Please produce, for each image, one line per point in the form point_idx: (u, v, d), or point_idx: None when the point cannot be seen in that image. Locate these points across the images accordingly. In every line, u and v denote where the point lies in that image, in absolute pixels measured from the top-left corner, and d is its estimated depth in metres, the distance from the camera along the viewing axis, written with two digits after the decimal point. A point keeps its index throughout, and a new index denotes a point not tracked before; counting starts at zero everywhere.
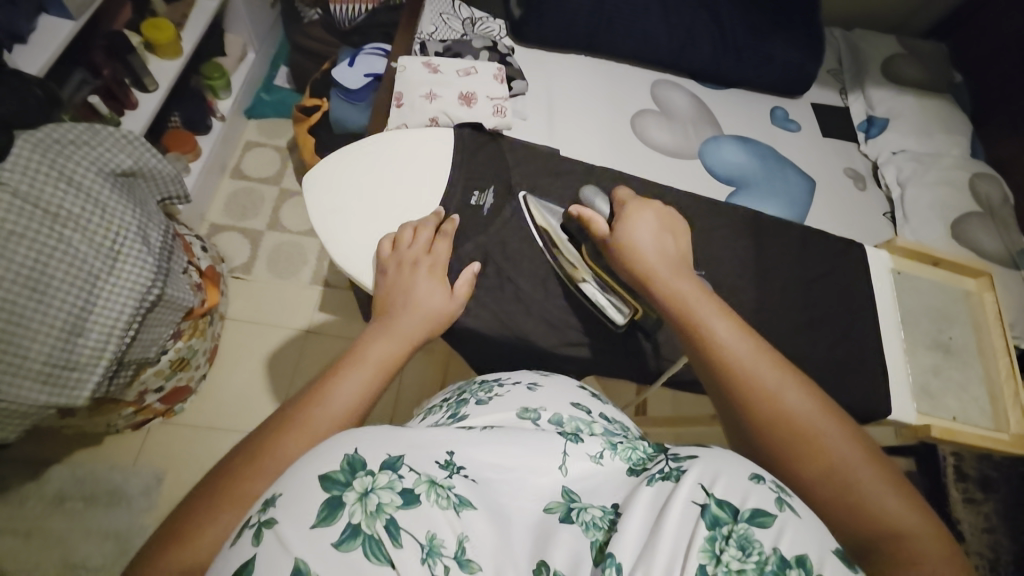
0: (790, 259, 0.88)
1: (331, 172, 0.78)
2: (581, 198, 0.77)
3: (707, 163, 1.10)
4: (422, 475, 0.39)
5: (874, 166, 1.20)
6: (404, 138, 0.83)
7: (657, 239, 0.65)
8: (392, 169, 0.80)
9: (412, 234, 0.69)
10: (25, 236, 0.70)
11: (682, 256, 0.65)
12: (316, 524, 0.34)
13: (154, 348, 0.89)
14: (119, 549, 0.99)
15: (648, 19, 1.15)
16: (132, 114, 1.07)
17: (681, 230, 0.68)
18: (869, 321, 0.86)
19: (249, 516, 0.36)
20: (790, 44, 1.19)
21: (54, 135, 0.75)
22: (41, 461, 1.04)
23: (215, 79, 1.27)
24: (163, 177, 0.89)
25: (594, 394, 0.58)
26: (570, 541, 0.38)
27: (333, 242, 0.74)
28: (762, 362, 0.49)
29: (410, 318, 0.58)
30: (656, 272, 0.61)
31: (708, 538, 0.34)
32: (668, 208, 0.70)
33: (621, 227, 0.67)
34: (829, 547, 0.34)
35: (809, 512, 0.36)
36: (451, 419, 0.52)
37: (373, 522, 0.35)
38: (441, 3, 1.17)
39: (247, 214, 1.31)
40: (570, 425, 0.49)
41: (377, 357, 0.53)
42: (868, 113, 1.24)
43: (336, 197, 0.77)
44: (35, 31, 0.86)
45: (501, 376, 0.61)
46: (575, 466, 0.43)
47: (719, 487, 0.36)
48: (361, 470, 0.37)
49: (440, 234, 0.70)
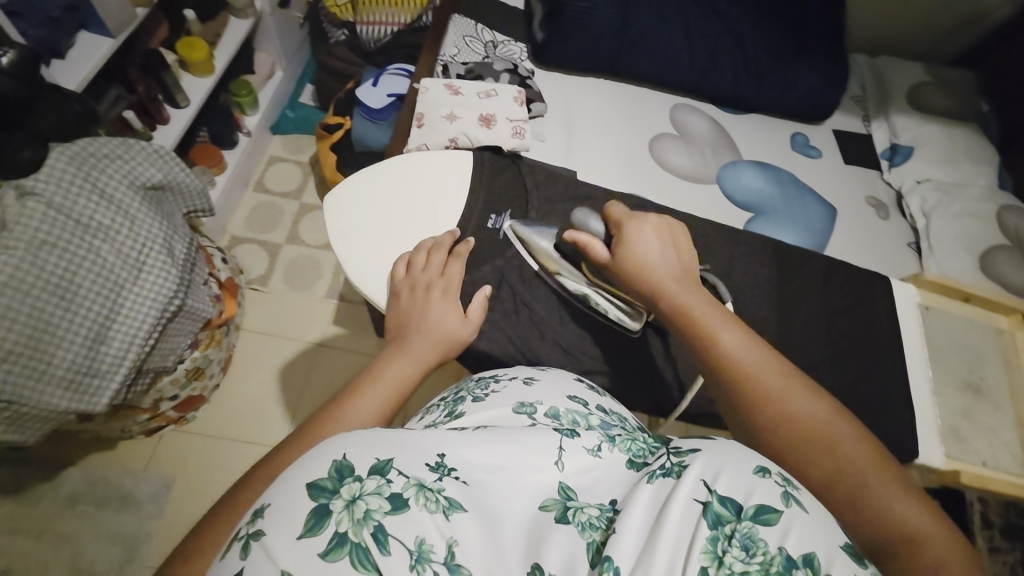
0: (810, 289, 0.87)
1: (349, 192, 0.79)
2: (574, 223, 0.74)
3: (725, 189, 1.09)
4: (411, 479, 0.38)
5: (898, 195, 1.18)
6: (427, 161, 0.84)
7: (661, 253, 0.62)
8: (413, 190, 0.81)
9: (427, 256, 0.69)
10: (56, 246, 0.71)
11: (687, 267, 0.63)
12: (302, 535, 0.35)
13: (171, 357, 0.90)
14: (125, 556, 0.99)
15: (670, 44, 1.15)
16: (162, 129, 1.11)
17: (682, 237, 0.65)
18: (892, 356, 0.83)
19: (238, 529, 0.37)
20: (814, 71, 1.18)
21: (90, 150, 0.78)
22: (54, 463, 1.05)
23: (243, 95, 1.30)
24: (190, 191, 0.90)
25: (590, 386, 0.58)
26: (566, 542, 0.38)
27: (349, 261, 0.74)
28: (768, 368, 0.49)
29: (425, 339, 0.59)
30: (660, 287, 0.59)
31: (710, 539, 0.34)
32: (666, 218, 0.67)
33: (620, 246, 0.64)
34: (837, 543, 0.35)
35: (816, 508, 0.37)
36: (448, 417, 0.52)
37: (360, 529, 0.35)
38: (465, 26, 1.20)
39: (268, 226, 1.34)
40: (566, 419, 0.50)
41: (390, 377, 0.53)
42: (892, 141, 1.22)
43: (356, 216, 0.78)
44: (74, 47, 0.90)
45: (498, 373, 0.62)
46: (572, 461, 0.43)
47: (721, 482, 0.37)
48: (349, 476, 0.37)
49: (454, 255, 0.70)
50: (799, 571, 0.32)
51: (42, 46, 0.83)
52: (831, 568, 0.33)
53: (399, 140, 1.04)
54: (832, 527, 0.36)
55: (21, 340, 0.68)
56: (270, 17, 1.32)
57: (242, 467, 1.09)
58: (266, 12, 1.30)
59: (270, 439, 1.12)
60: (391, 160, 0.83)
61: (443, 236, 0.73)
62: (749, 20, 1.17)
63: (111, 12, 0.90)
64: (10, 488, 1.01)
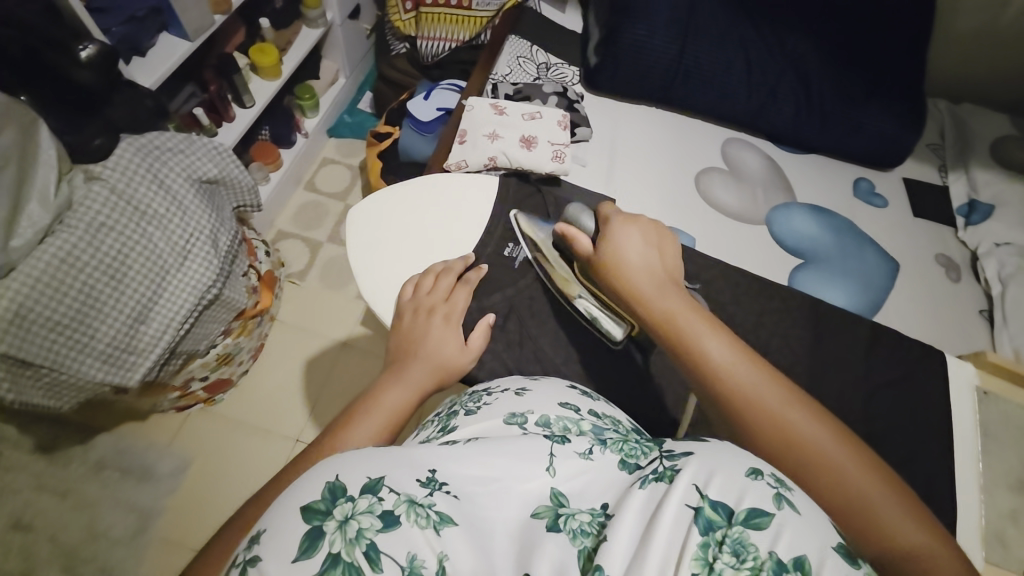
0: (847, 353, 0.81)
1: (375, 208, 0.81)
2: (567, 217, 0.74)
3: (775, 232, 1.03)
4: (402, 496, 0.38)
5: (973, 256, 1.07)
6: (451, 183, 0.85)
7: (644, 259, 0.62)
8: (431, 210, 0.82)
9: (434, 279, 0.71)
10: (114, 229, 0.77)
11: (671, 274, 0.62)
12: (296, 557, 0.34)
13: (203, 342, 0.95)
14: (140, 525, 1.06)
15: (729, 78, 1.11)
16: (227, 126, 1.19)
17: (669, 242, 0.65)
18: (933, 439, 0.76)
19: (237, 555, 0.37)
20: (886, 115, 1.11)
21: (155, 143, 0.84)
22: (92, 427, 1.13)
23: (305, 99, 1.38)
24: (241, 187, 0.96)
25: (584, 393, 0.59)
26: (556, 551, 0.37)
27: (361, 273, 0.76)
28: (762, 381, 0.49)
29: (422, 364, 0.61)
30: (642, 293, 0.59)
31: (701, 545, 0.33)
32: (651, 222, 0.67)
33: (604, 247, 0.64)
34: (829, 544, 0.34)
35: (809, 510, 0.36)
36: (441, 432, 0.52)
37: (353, 548, 0.35)
38: (520, 46, 1.21)
39: (312, 224, 1.40)
40: (558, 427, 0.49)
41: (386, 407, 0.56)
42: (970, 197, 1.12)
43: (373, 230, 0.80)
44: (154, 47, 0.98)
45: (491, 386, 0.61)
46: (564, 466, 0.43)
47: (713, 487, 0.36)
48: (342, 497, 0.37)
49: (462, 282, 0.72)
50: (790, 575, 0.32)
51: (123, 44, 0.92)
52: (822, 571, 0.32)
53: (441, 154, 1.05)
54: (824, 527, 0.36)
55: (69, 313, 0.74)
56: (339, 28, 1.39)
57: (258, 454, 1.14)
58: (335, 23, 1.37)
59: (287, 430, 1.17)
60: (415, 178, 0.85)
61: (455, 262, 0.74)
62: (817, 57, 1.11)
63: (192, 18, 0.98)
64: (48, 446, 1.10)
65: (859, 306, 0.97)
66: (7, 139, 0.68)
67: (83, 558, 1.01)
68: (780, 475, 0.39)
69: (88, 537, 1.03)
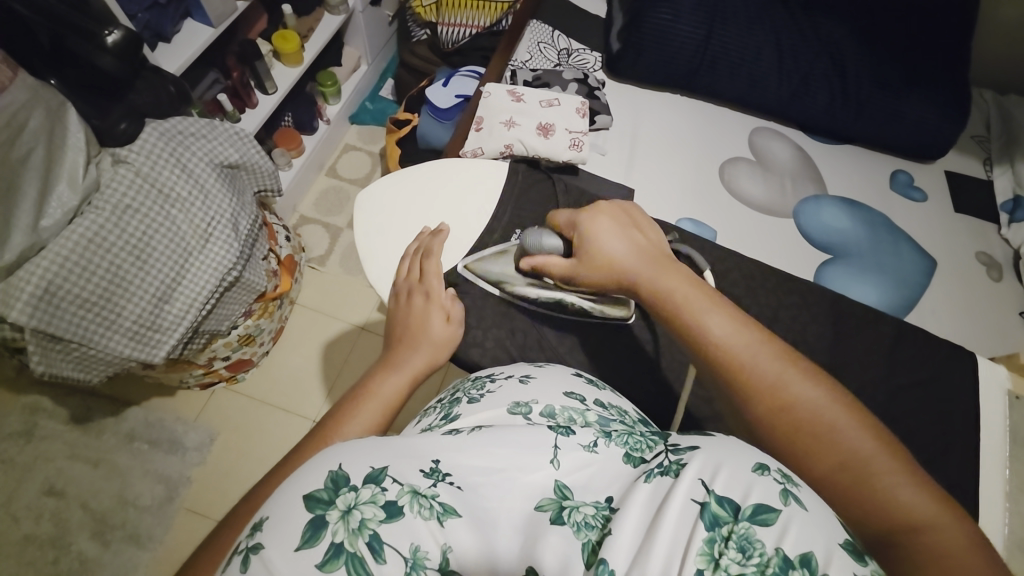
0: (869, 352, 0.78)
1: (380, 193, 0.82)
2: (526, 246, 0.70)
3: (801, 225, 0.99)
4: (406, 486, 0.39)
5: (1016, 255, 1.01)
6: (456, 167, 0.85)
7: (626, 240, 0.62)
8: (432, 194, 0.82)
9: (409, 263, 0.74)
10: (139, 211, 0.79)
11: (657, 246, 0.63)
12: (300, 546, 0.35)
13: (225, 322, 0.98)
14: (166, 495, 1.11)
15: (759, 63, 1.06)
16: (250, 112, 1.22)
17: (640, 218, 0.66)
18: (964, 447, 0.73)
19: (239, 543, 0.38)
20: (927, 103, 1.04)
21: (179, 127, 0.86)
22: (123, 400, 1.18)
23: (327, 86, 1.39)
24: (262, 172, 0.97)
25: (589, 381, 0.58)
26: (561, 544, 0.37)
27: (368, 259, 0.77)
28: (760, 352, 0.48)
29: (418, 349, 0.64)
30: (640, 277, 0.58)
31: (707, 541, 0.33)
32: (612, 204, 0.68)
33: (584, 247, 0.63)
34: (837, 541, 0.34)
35: (816, 506, 0.36)
36: (443, 420, 0.52)
37: (355, 539, 0.35)
38: (541, 31, 1.18)
39: (333, 210, 1.42)
40: (562, 417, 0.49)
41: (382, 395, 0.58)
42: (1016, 192, 1.05)
43: (378, 218, 0.80)
44: (179, 33, 1.01)
45: (495, 371, 0.61)
46: (568, 458, 0.43)
47: (719, 481, 0.36)
48: (344, 486, 0.37)
49: (429, 253, 0.73)
50: (797, 573, 0.31)
51: (148, 30, 0.94)
52: (830, 569, 0.32)
53: (458, 141, 1.05)
54: (832, 525, 0.35)
55: (97, 290, 0.77)
56: (362, 14, 1.39)
57: (277, 433, 1.17)
58: (358, 9, 1.37)
59: (305, 410, 1.20)
60: (414, 165, 0.85)
61: (423, 238, 0.76)
62: (854, 42, 1.05)
63: (214, 5, 1.01)
64: (81, 417, 1.16)
65: (893, 305, 0.92)
66: (37, 121, 0.73)
67: (113, 525, 1.07)
68: (788, 472, 0.38)
69: (119, 504, 1.09)
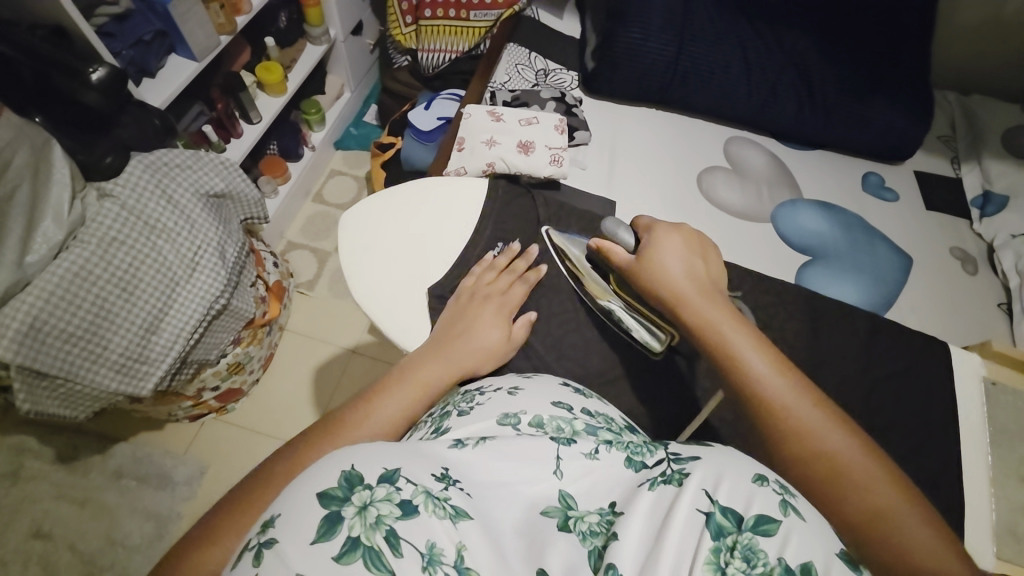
0: (849, 348, 0.80)
1: (363, 212, 0.83)
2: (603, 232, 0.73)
3: (779, 228, 1.02)
4: (420, 487, 0.38)
5: (989, 248, 1.05)
6: (442, 184, 0.87)
7: (687, 264, 0.64)
8: (419, 208, 0.84)
9: (495, 275, 0.77)
10: (125, 244, 0.80)
11: (712, 280, 0.64)
12: (316, 540, 0.34)
13: (214, 351, 0.98)
14: (157, 531, 1.08)
15: (728, 76, 1.10)
16: (235, 141, 1.24)
17: (711, 253, 0.68)
18: (949, 436, 0.75)
19: (249, 539, 0.36)
20: (892, 108, 1.08)
21: (165, 159, 0.87)
22: (112, 435, 1.16)
23: (311, 114, 1.41)
24: (248, 200, 0.98)
25: (577, 390, 0.59)
26: (568, 551, 0.37)
27: (353, 276, 0.78)
28: (776, 375, 0.50)
29: (468, 344, 0.67)
30: (687, 297, 0.60)
31: (712, 551, 0.34)
32: (695, 233, 0.69)
33: (648, 250, 0.66)
34: (834, 549, 0.35)
35: (814, 516, 0.37)
36: (434, 433, 0.52)
37: (373, 533, 0.34)
38: (519, 54, 1.22)
39: (320, 234, 1.43)
40: (552, 427, 0.50)
41: (421, 380, 0.61)
42: (984, 188, 1.09)
43: (365, 237, 0.81)
44: (164, 68, 1.03)
45: (484, 384, 0.61)
46: (569, 467, 0.43)
47: (722, 492, 0.37)
48: (360, 485, 0.36)
49: (522, 278, 0.78)
50: None
51: (132, 66, 0.96)
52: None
53: (441, 161, 1.07)
54: (827, 533, 0.36)
55: (83, 325, 0.77)
56: (343, 43, 1.43)
57: None
58: (339, 39, 1.41)
59: None
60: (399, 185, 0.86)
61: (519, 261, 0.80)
62: (817, 53, 1.09)
63: (198, 40, 1.03)
64: (68, 456, 1.14)
65: (873, 302, 0.94)
66: (22, 159, 0.72)
67: (101, 566, 1.04)
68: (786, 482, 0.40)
69: (106, 544, 1.06)
